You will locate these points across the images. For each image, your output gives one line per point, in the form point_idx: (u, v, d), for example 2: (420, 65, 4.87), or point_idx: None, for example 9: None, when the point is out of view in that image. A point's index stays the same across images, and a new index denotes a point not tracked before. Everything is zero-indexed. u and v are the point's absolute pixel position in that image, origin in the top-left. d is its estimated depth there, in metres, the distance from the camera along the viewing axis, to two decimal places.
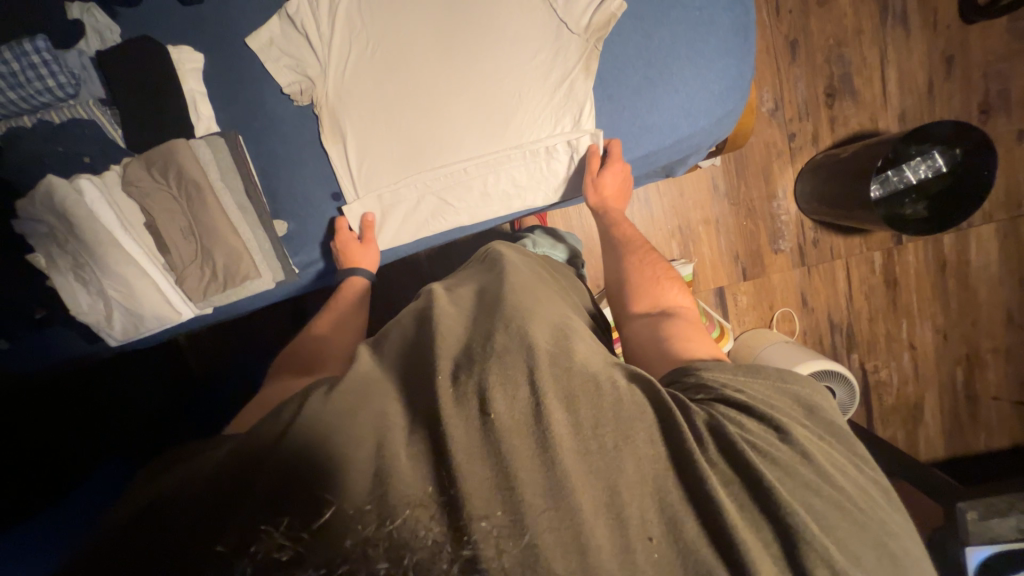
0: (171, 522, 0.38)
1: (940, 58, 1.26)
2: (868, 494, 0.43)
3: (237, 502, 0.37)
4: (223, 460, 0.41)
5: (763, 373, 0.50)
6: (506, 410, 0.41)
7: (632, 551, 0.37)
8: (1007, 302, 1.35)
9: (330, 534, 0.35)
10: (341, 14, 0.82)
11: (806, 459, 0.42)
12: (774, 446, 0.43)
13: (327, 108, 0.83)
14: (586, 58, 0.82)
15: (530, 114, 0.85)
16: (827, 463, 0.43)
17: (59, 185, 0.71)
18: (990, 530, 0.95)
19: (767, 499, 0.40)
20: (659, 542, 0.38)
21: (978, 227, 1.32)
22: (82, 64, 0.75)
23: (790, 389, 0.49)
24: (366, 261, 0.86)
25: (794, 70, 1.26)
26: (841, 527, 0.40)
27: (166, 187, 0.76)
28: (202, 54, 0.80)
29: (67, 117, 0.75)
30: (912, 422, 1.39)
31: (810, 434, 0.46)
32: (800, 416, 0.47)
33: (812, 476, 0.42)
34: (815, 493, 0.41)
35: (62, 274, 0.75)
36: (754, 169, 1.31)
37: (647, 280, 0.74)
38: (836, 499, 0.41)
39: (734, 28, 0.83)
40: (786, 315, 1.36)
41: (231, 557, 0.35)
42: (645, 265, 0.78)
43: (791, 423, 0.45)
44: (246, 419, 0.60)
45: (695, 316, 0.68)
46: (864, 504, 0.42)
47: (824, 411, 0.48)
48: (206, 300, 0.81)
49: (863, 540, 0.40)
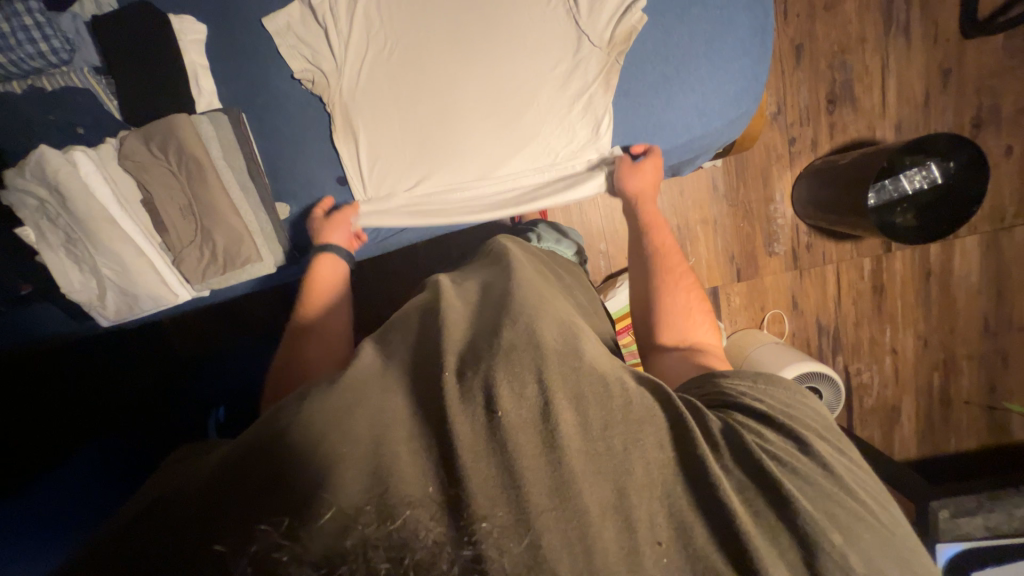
0: (165, 524, 0.36)
1: (939, 70, 1.29)
2: (881, 504, 0.44)
3: (235, 493, 0.37)
4: (221, 460, 0.40)
5: (786, 385, 0.52)
6: (513, 409, 0.41)
7: (639, 554, 0.37)
8: (984, 311, 1.40)
9: (326, 533, 0.34)
10: (359, 9, 0.80)
11: (822, 467, 0.44)
12: (794, 457, 0.44)
13: (339, 106, 0.81)
14: (606, 71, 0.82)
15: (546, 122, 0.85)
16: (842, 472, 0.44)
17: (53, 157, 0.67)
18: (959, 528, 1.00)
19: (778, 501, 0.40)
20: (667, 546, 0.39)
21: (962, 238, 1.37)
22: (76, 28, 0.71)
23: (807, 403, 0.51)
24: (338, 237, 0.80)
25: (798, 74, 1.27)
26: (864, 537, 0.40)
27: (165, 162, 0.73)
28: (205, 26, 0.77)
29: (60, 84, 0.72)
30: (889, 424, 1.44)
31: (824, 442, 0.47)
32: (820, 429, 0.48)
33: (828, 484, 0.42)
34: (834, 501, 0.41)
35: (52, 250, 0.72)
36: (754, 172, 1.33)
37: (680, 310, 0.69)
38: (855, 510, 0.41)
39: (753, 28, 0.83)
40: (776, 316, 1.39)
41: (230, 557, 0.34)
42: (681, 288, 0.72)
43: (812, 438, 0.46)
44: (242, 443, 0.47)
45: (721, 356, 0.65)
46: (881, 517, 0.42)
47: (836, 425, 0.50)
48: (204, 283, 0.79)
49: (877, 547, 0.40)
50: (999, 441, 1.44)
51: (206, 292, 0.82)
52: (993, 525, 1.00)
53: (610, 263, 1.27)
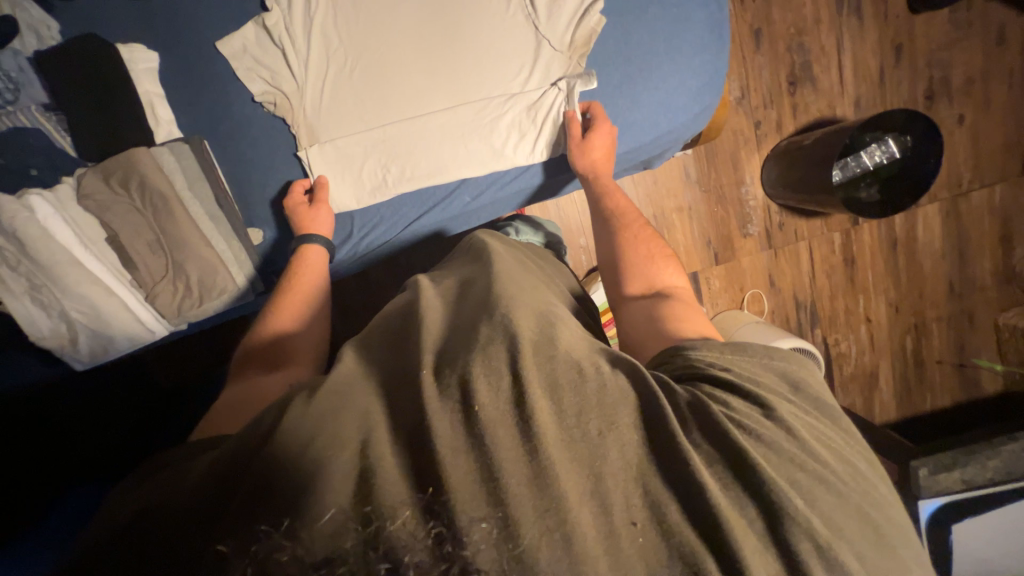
0: (163, 535, 0.38)
1: (891, 46, 1.34)
2: (847, 463, 0.46)
3: (231, 501, 0.38)
4: (210, 469, 0.42)
5: (751, 353, 0.53)
6: (489, 402, 0.42)
7: (616, 536, 0.39)
8: (949, 275, 1.47)
9: (326, 535, 0.35)
10: (316, 29, 0.79)
11: (788, 432, 0.45)
12: (757, 421, 0.45)
13: (305, 127, 0.80)
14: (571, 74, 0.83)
15: (516, 121, 0.84)
16: (807, 436, 0.46)
17: (6, 203, 0.65)
18: (939, 483, 1.06)
19: (750, 475, 0.41)
20: (643, 526, 0.40)
21: (923, 207, 1.43)
22: (20, 65, 0.69)
23: (776, 365, 0.52)
24: (325, 227, 0.80)
25: (758, 58, 1.31)
26: (825, 501, 0.42)
27: (128, 199, 0.71)
28: (157, 52, 0.75)
29: (6, 125, 0.69)
30: (869, 389, 1.50)
31: (795, 409, 0.49)
32: (787, 392, 0.50)
33: (794, 450, 0.44)
34: (798, 466, 0.43)
35: (15, 298, 0.69)
36: (723, 157, 1.36)
37: (641, 258, 0.73)
38: (817, 473, 0.43)
39: (711, 24, 0.85)
40: (755, 296, 1.43)
41: (229, 560, 0.35)
42: (638, 241, 0.75)
43: (772, 399, 0.48)
44: (222, 416, 0.57)
45: (691, 299, 0.67)
46: (840, 475, 0.44)
47: (809, 388, 0.51)
48: (181, 316, 0.77)
49: (839, 507, 0.42)
50: (970, 396, 1.52)
51: (183, 325, 0.80)
52: (970, 478, 1.05)
53: (591, 256, 1.29)
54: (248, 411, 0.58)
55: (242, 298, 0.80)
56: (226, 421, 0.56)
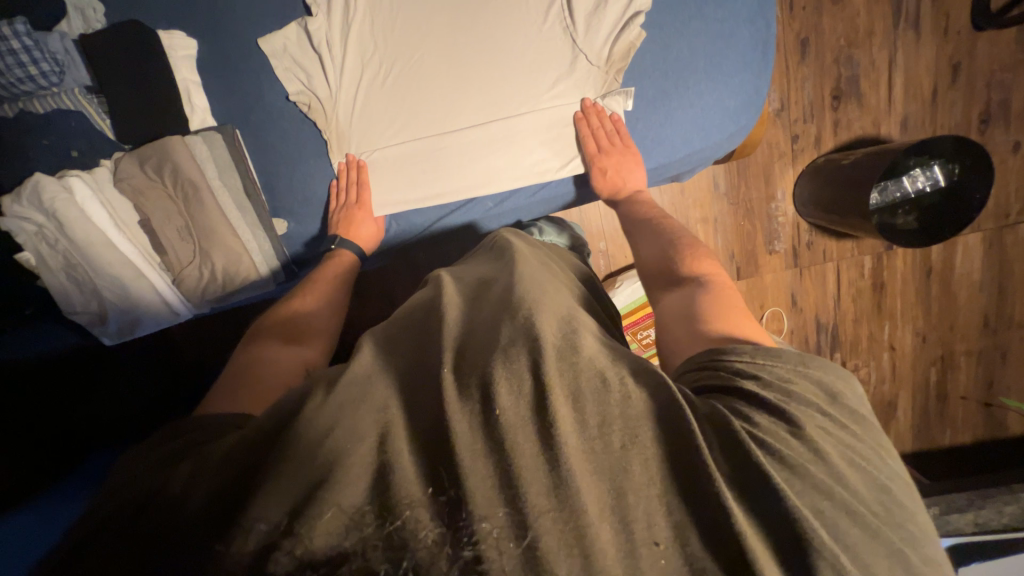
0: (173, 519, 0.40)
1: (949, 63, 1.26)
2: (879, 495, 0.44)
3: (244, 491, 0.40)
4: (227, 454, 0.43)
5: (784, 358, 0.51)
6: (511, 407, 0.42)
7: (637, 557, 0.38)
8: (984, 309, 1.40)
9: (328, 532, 0.36)
10: (351, 37, 0.79)
11: (816, 455, 0.44)
12: (786, 444, 0.43)
13: (336, 133, 0.81)
14: (606, 90, 0.82)
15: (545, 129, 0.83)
16: (840, 464, 0.44)
17: (48, 184, 0.68)
18: (949, 524, 1.02)
19: (776, 508, 0.40)
20: (665, 547, 0.39)
21: (964, 236, 1.36)
22: (65, 47, 0.71)
23: (811, 374, 0.50)
24: (366, 238, 0.83)
25: (803, 69, 1.25)
26: (851, 535, 0.41)
27: (161, 184, 0.73)
28: (196, 40, 0.77)
29: (51, 106, 0.72)
30: (885, 419, 1.45)
31: (829, 427, 0.47)
32: (822, 402, 0.48)
33: (821, 476, 0.42)
34: (825, 496, 0.42)
35: (53, 273, 0.72)
36: (755, 170, 1.31)
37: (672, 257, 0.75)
38: (845, 503, 0.42)
39: (756, 41, 0.81)
40: (775, 314, 1.39)
41: (234, 554, 0.37)
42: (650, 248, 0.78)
43: (801, 418, 0.46)
44: (224, 390, 0.60)
45: (728, 286, 0.67)
46: (872, 508, 0.43)
47: (846, 399, 0.49)
48: (204, 300, 0.80)
49: (868, 543, 0.41)
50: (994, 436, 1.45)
51: (206, 308, 0.83)
52: (983, 521, 1.02)
53: (610, 261, 1.27)
54: (245, 387, 0.61)
55: (263, 284, 0.81)
56: (223, 398, 0.59)
